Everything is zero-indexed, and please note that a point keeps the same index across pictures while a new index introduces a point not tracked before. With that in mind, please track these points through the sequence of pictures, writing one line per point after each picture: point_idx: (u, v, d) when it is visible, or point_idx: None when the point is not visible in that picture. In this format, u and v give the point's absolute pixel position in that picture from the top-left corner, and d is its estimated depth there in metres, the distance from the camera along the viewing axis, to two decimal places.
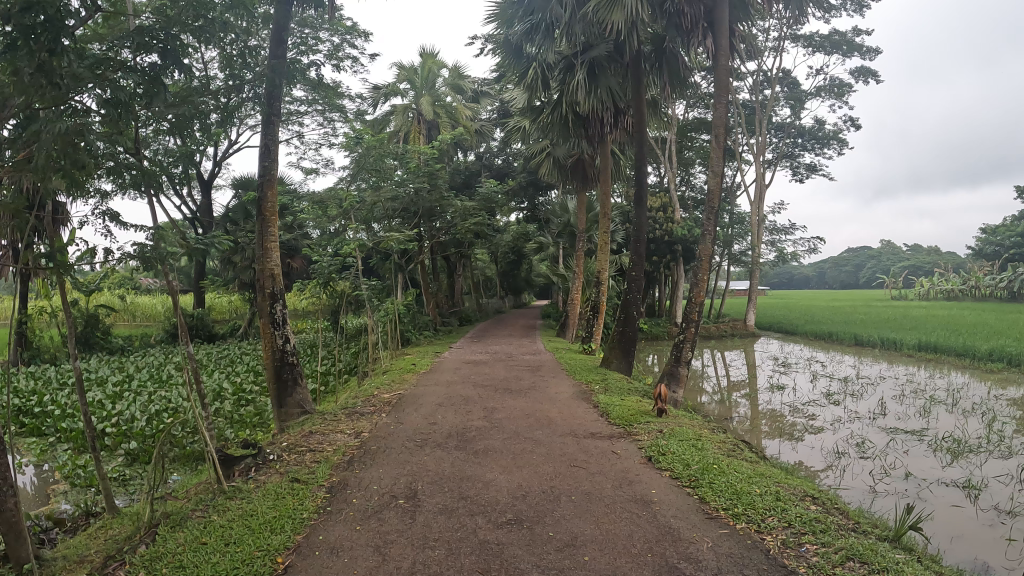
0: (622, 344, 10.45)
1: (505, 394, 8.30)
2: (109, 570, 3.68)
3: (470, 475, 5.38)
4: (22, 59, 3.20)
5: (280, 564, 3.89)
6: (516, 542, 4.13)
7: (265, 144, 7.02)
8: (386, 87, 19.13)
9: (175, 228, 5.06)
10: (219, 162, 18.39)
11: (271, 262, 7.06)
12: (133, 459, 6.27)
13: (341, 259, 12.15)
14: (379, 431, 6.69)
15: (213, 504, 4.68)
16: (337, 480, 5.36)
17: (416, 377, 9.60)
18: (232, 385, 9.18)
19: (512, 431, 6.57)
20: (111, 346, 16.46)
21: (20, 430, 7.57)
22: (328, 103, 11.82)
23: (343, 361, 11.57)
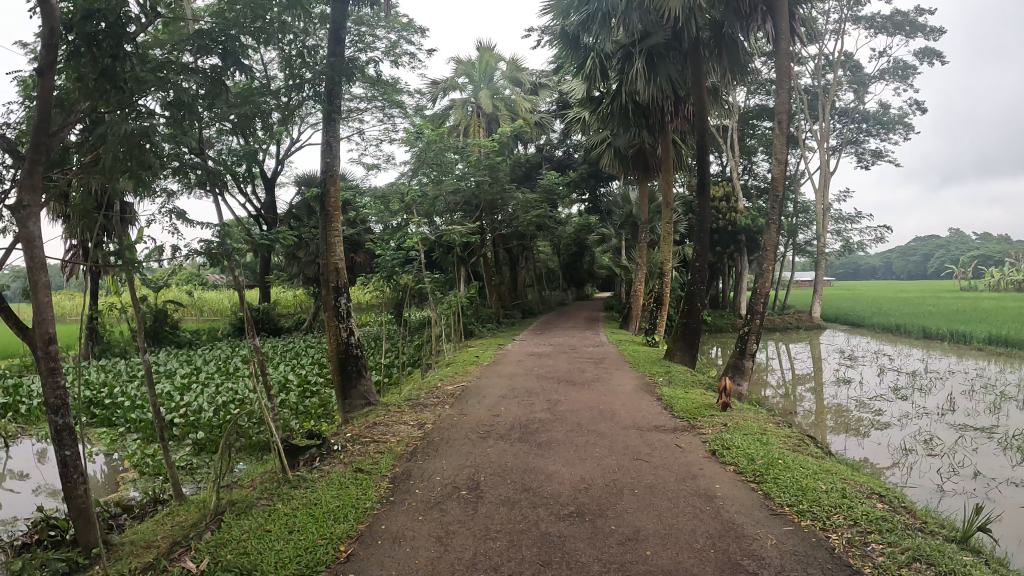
0: (685, 337, 10.24)
1: (567, 387, 8.26)
2: (175, 556, 3.81)
3: (533, 468, 5.38)
4: (86, 65, 3.39)
5: (343, 553, 3.98)
6: (578, 535, 4.12)
7: (325, 141, 7.13)
8: (446, 83, 19.26)
9: (241, 226, 5.21)
10: (282, 160, 18.78)
11: (334, 257, 7.17)
12: (202, 449, 6.50)
13: (403, 253, 12.29)
14: (442, 423, 6.74)
15: (277, 493, 4.81)
16: (400, 470, 5.44)
17: (479, 369, 9.65)
18: (297, 376, 9.43)
19: (575, 424, 6.51)
20: (179, 340, 17.05)
21: (90, 421, 7.97)
22: (387, 100, 11.94)
23: (406, 354, 11.71)
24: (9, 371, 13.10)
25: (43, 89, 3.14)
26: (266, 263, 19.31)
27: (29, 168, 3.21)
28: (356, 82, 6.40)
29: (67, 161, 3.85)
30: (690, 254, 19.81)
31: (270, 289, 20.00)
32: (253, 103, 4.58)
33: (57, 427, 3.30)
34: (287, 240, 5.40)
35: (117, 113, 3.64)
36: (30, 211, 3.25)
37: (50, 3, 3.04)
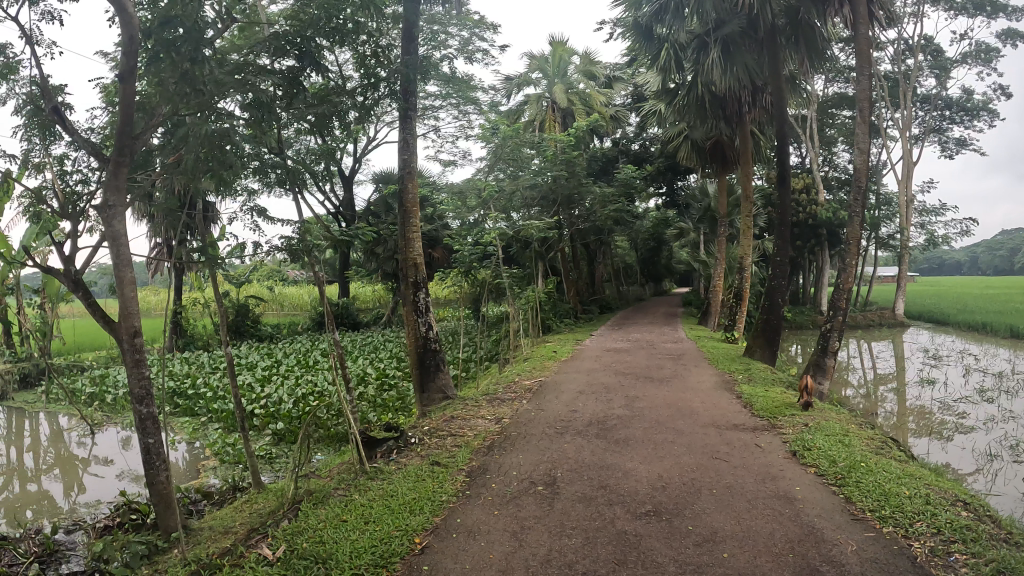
0: (766, 334, 9.97)
1: (644, 383, 8.18)
2: (252, 542, 3.99)
3: (610, 464, 5.36)
4: (167, 68, 3.60)
5: (418, 544, 4.06)
6: (654, 534, 4.07)
7: (403, 139, 7.27)
8: (519, 78, 19.28)
9: (322, 222, 5.43)
10: (359, 158, 19.18)
11: (413, 253, 7.33)
12: (280, 439, 6.82)
13: (481, 248, 12.48)
14: (519, 417, 6.79)
15: (354, 484, 4.95)
16: (477, 464, 5.50)
17: (557, 364, 9.68)
18: (376, 369, 9.67)
19: (652, 421, 6.43)
20: (261, 334, 17.75)
21: (175, 411, 8.69)
22: (462, 97, 12.09)
23: (484, 348, 11.84)
24: (99, 363, 13.94)
25: (123, 95, 3.50)
26: (345, 258, 19.79)
27: (113, 170, 3.57)
28: (429, 77, 6.53)
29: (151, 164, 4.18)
30: (769, 249, 19.33)
31: (350, 284, 20.54)
32: (329, 102, 4.76)
33: (142, 416, 3.69)
34: (367, 234, 5.56)
35: (198, 116, 3.83)
36: (116, 212, 3.60)
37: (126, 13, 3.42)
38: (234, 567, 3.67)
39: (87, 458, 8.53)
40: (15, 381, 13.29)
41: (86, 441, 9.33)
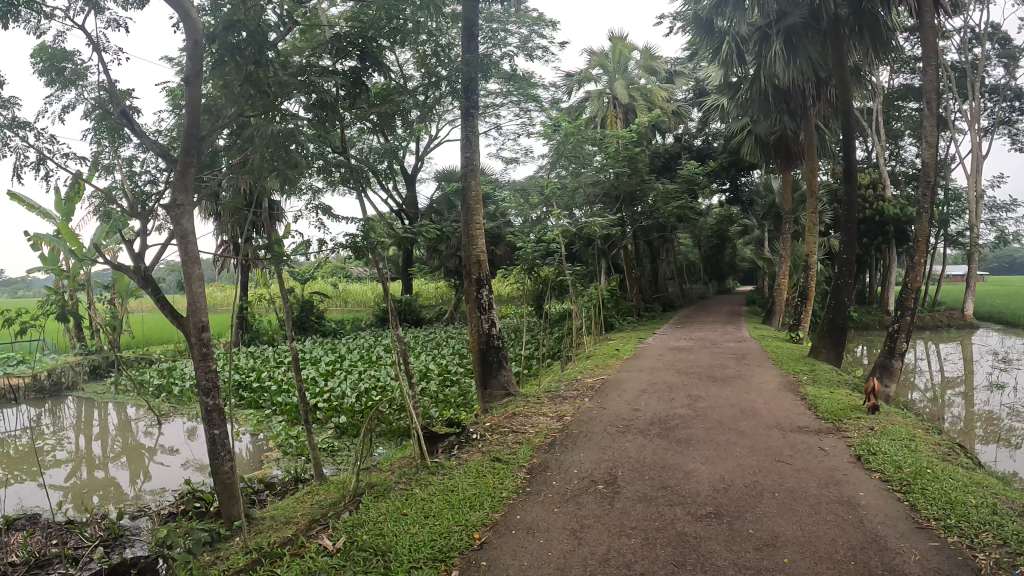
0: (831, 334, 9.70)
1: (708, 382, 8.06)
2: (314, 532, 4.10)
3: (672, 464, 5.29)
4: (232, 71, 3.75)
5: (477, 540, 4.09)
6: (714, 537, 4.00)
7: (465, 137, 7.34)
8: (580, 75, 19.19)
9: (387, 221, 5.54)
10: (422, 157, 19.37)
11: (476, 250, 7.38)
12: (343, 432, 7.02)
13: (544, 245, 12.50)
14: (581, 415, 6.77)
15: (416, 478, 5.03)
16: (537, 462, 5.50)
17: (620, 362, 9.60)
18: (438, 365, 9.79)
19: (715, 422, 6.32)
20: (324, 329, 18.17)
21: (241, 403, 9.01)
22: (523, 94, 12.12)
23: (547, 345, 11.84)
24: (167, 356, 14.50)
25: (191, 95, 3.71)
26: (408, 255, 20.07)
27: (181, 171, 3.78)
28: (490, 76, 6.58)
29: (219, 164, 4.43)
30: (835, 246, 18.82)
31: (413, 281, 20.78)
32: (391, 103, 4.86)
33: (208, 407, 3.89)
34: (430, 232, 5.65)
35: (263, 116, 3.99)
36: (183, 212, 3.78)
37: (193, 20, 3.67)
38: (295, 556, 3.78)
39: (154, 447, 9.02)
40: (86, 372, 13.91)
41: (152, 431, 9.81)
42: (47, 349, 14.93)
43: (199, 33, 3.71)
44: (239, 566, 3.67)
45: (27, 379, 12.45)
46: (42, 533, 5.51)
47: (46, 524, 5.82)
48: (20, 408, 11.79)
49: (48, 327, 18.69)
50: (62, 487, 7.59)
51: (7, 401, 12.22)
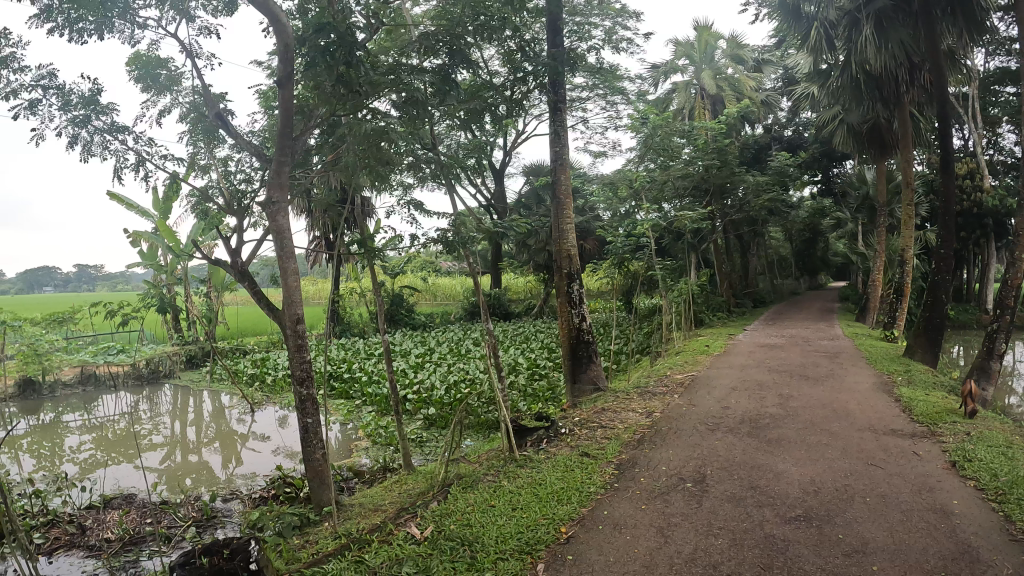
0: (928, 334, 9.27)
1: (802, 381, 7.84)
2: (403, 520, 4.22)
3: (761, 465, 5.18)
4: (325, 73, 3.92)
5: (563, 534, 4.11)
6: (803, 541, 3.90)
7: (553, 132, 7.43)
8: (666, 66, 18.96)
9: (476, 215, 5.63)
10: (510, 152, 19.49)
11: (567, 244, 7.42)
12: (432, 424, 7.25)
13: (634, 240, 12.43)
14: (670, 411, 6.71)
15: (504, 470, 5.09)
16: (626, 458, 5.48)
17: (709, 359, 9.44)
18: (527, 359, 9.87)
19: (807, 422, 6.15)
20: (414, 322, 18.57)
21: (332, 393, 9.35)
22: (609, 88, 12.07)
23: (635, 341, 11.77)
24: (261, 347, 15.11)
25: (286, 97, 3.91)
26: (496, 250, 20.26)
27: (277, 169, 3.99)
28: (577, 71, 6.57)
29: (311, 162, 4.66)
30: (933, 240, 18.02)
31: (501, 276, 20.96)
32: (480, 99, 4.93)
33: (302, 397, 4.15)
34: (517, 226, 5.70)
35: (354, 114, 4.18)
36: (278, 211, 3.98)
37: (284, 25, 3.88)
38: (383, 542, 3.91)
39: (246, 434, 9.41)
40: (183, 361, 14.60)
41: (246, 417, 10.24)
42: (148, 338, 15.73)
43: (290, 37, 3.89)
44: (329, 550, 3.82)
45: (127, 367, 13.29)
46: (137, 512, 6.32)
47: (142, 503, 6.62)
48: (122, 394, 12.59)
49: (148, 318, 19.72)
50: (157, 468, 8.06)
51: (108, 387, 13.09)
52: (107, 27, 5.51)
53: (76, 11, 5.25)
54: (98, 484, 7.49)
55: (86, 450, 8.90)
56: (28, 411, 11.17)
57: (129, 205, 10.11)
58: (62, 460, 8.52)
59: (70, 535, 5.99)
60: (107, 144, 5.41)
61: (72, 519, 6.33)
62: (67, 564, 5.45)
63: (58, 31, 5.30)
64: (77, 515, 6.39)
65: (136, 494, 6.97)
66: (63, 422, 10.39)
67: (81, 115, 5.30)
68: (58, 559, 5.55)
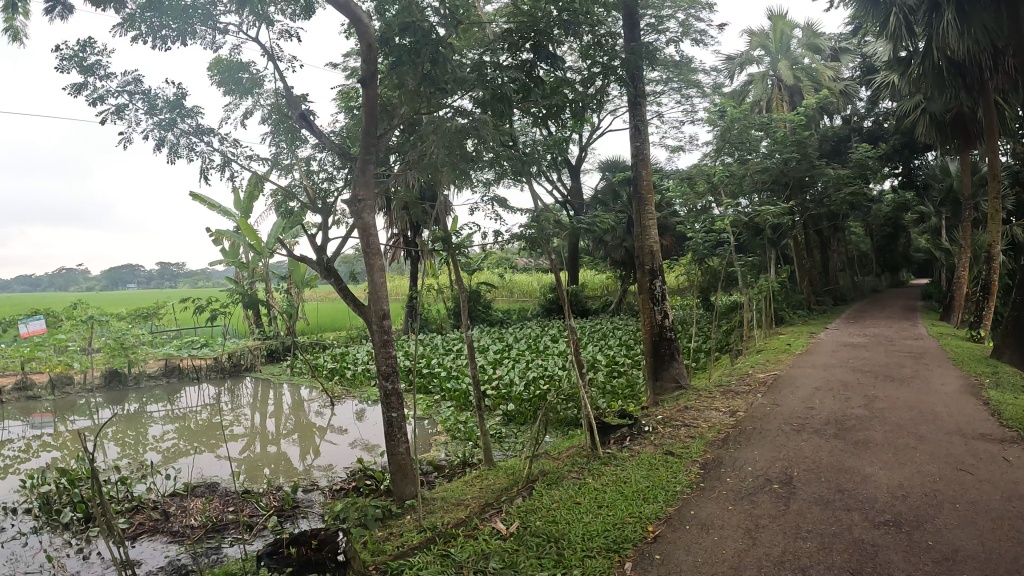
0: (1017, 333, 8.94)
1: (890, 383, 7.67)
2: (488, 515, 4.40)
3: (849, 467, 5.12)
4: (409, 70, 4.62)
5: (651, 533, 4.14)
6: (892, 546, 3.84)
7: (634, 127, 8.13)
8: (741, 57, 18.69)
9: (558, 215, 5.95)
10: (586, 148, 19.42)
11: (649, 240, 8.16)
12: (512, 419, 7.91)
13: (714, 235, 12.37)
14: (754, 412, 6.84)
15: (589, 468, 5.24)
16: (710, 457, 5.55)
17: (791, 358, 9.31)
18: (606, 356, 10.09)
19: (894, 425, 6.06)
20: (493, 318, 18.85)
21: (414, 388, 10.21)
22: (684, 81, 12.01)
23: (713, 339, 11.68)
24: (340, 343, 15.48)
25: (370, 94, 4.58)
26: (572, 246, 20.29)
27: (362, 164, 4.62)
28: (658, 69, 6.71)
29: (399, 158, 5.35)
30: (1019, 234, 17.34)
31: (577, 273, 20.95)
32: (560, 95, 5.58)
33: (387, 391, 4.66)
34: (600, 224, 5.93)
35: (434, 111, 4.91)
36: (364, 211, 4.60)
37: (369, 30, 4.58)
38: (469, 537, 4.07)
39: (325, 427, 9.70)
40: (264, 355, 15.00)
41: (325, 411, 10.53)
42: (231, 332, 16.20)
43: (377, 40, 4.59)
44: (416, 543, 4.03)
45: (209, 361, 13.71)
46: (219, 500, 6.53)
47: (223, 492, 6.84)
48: (203, 386, 13.00)
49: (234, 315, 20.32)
50: (238, 458, 8.34)
51: (191, 379, 13.53)
52: (189, 34, 5.73)
53: (158, 19, 5.52)
54: (181, 472, 7.77)
55: (168, 440, 9.21)
56: (115, 401, 11.64)
57: (215, 205, 10.46)
58: (145, 448, 8.84)
59: (154, 520, 6.23)
60: (191, 145, 5.70)
61: (155, 505, 6.58)
62: (150, 549, 5.67)
63: (143, 39, 5.60)
64: (161, 501, 6.64)
65: (219, 483, 7.22)
66: (147, 412, 10.78)
67: (167, 118, 5.52)
68: (141, 543, 5.78)
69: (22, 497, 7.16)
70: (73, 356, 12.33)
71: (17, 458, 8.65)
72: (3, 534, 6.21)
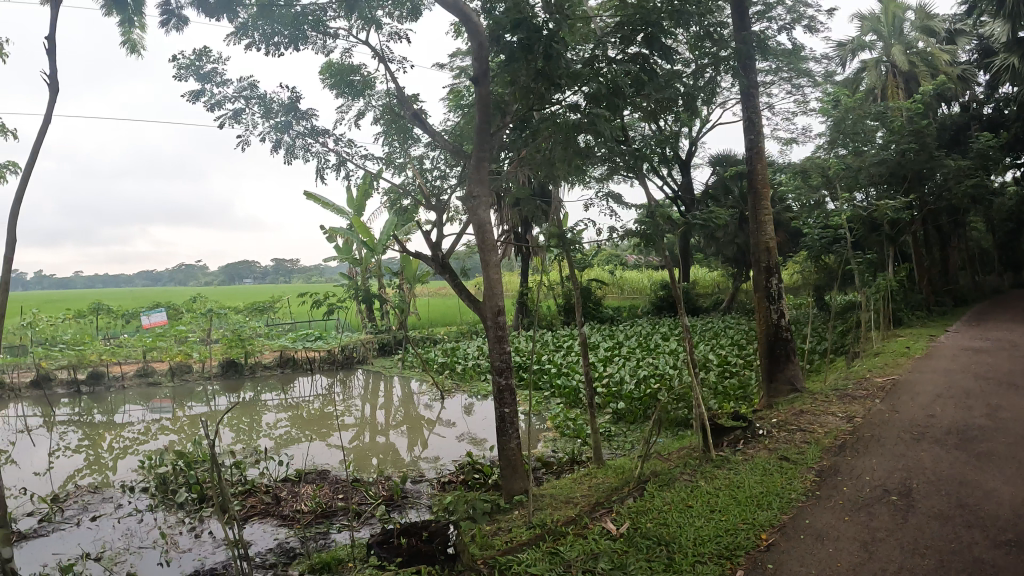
0: None
1: (1018, 392, 7.15)
2: (600, 514, 4.84)
3: (971, 481, 4.96)
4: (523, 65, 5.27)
5: (763, 541, 4.33)
6: (1015, 570, 3.73)
7: (747, 120, 8.11)
8: (852, 42, 17.91)
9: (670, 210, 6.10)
10: (696, 141, 18.99)
11: (765, 237, 8.13)
12: (621, 417, 8.59)
13: (830, 231, 11.89)
14: (874, 417, 6.68)
15: (703, 471, 5.59)
16: (827, 464, 5.62)
17: (912, 361, 8.89)
18: (717, 356, 10.01)
19: (1020, 435, 5.74)
20: (601, 315, 18.76)
21: (525, 384, 10.95)
22: (793, 71, 11.62)
23: (827, 341, 11.27)
24: (451, 338, 15.83)
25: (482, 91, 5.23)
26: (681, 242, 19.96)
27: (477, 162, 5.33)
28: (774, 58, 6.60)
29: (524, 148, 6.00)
30: None
31: (686, 269, 20.59)
32: (670, 90, 5.99)
33: (501, 387, 5.41)
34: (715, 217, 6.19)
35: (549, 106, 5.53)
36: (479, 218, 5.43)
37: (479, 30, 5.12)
38: (580, 535, 4.48)
39: (433, 420, 9.94)
40: (376, 348, 15.41)
41: (435, 403, 10.80)
42: (344, 326, 16.73)
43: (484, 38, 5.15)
44: (528, 539, 4.45)
45: (322, 353, 14.19)
46: (329, 488, 6.75)
47: (335, 479, 7.09)
48: (316, 377, 13.49)
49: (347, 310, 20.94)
50: (348, 448, 8.63)
51: (305, 370, 14.05)
52: (300, 39, 6.19)
53: (270, 27, 5.99)
54: (295, 460, 8.09)
55: (283, 427, 9.61)
56: (232, 390, 12.22)
57: (327, 204, 10.83)
58: (259, 434, 9.24)
59: (265, 504, 6.52)
60: (305, 146, 6.44)
61: (268, 489, 6.87)
62: (262, 531, 5.94)
63: (255, 46, 6.07)
64: (273, 486, 6.94)
65: (330, 471, 7.47)
66: (262, 400, 11.26)
67: (281, 121, 6.16)
68: (253, 525, 6.06)
69: (140, 476, 7.57)
70: (193, 346, 13.05)
71: (137, 439, 9.20)
72: (122, 510, 6.61)
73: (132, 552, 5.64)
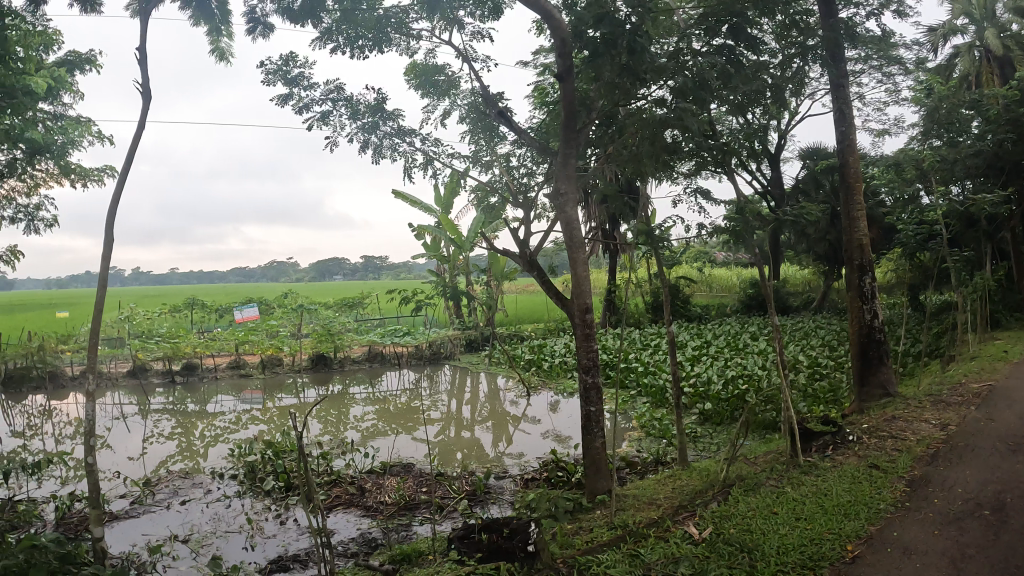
0: None
1: None
2: (682, 517, 4.76)
3: None
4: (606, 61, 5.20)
5: (849, 552, 4.16)
6: None
7: (838, 111, 7.75)
8: (944, 27, 16.93)
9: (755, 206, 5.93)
10: (785, 134, 18.34)
11: (858, 233, 7.77)
12: (707, 418, 8.42)
13: (925, 228, 11.28)
14: (971, 424, 6.29)
15: (789, 477, 5.39)
16: (918, 473, 5.33)
17: (1012, 365, 8.34)
18: (809, 357, 9.65)
19: None
20: (690, 314, 18.40)
21: (610, 382, 10.87)
22: (883, 59, 11.06)
23: (922, 343, 10.70)
24: (538, 335, 15.90)
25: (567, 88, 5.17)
26: (776, 239, 19.35)
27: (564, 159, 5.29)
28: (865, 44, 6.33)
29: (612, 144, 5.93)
30: None
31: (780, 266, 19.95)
32: (757, 83, 5.82)
33: (588, 385, 5.36)
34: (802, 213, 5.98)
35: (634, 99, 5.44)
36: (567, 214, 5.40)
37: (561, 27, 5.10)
38: (661, 538, 4.42)
39: (517, 416, 10.01)
40: (464, 344, 15.65)
41: (522, 400, 10.85)
42: (433, 322, 17.05)
43: (565, 35, 5.13)
44: (609, 539, 4.42)
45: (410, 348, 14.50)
46: (413, 481, 6.89)
47: (418, 472, 7.25)
48: (405, 372, 13.80)
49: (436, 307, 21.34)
50: (433, 442, 8.77)
51: (394, 365, 14.40)
52: (384, 42, 6.35)
53: (353, 31, 6.15)
54: (381, 452, 8.28)
55: (370, 420, 9.88)
56: (322, 383, 12.66)
57: (415, 202, 11.04)
58: (345, 426, 9.55)
59: (350, 494, 6.73)
60: (393, 146, 6.62)
61: (353, 480, 7.08)
62: (345, 520, 6.13)
63: (340, 50, 6.26)
64: (358, 477, 7.13)
65: (414, 464, 7.61)
66: (351, 394, 11.61)
67: (369, 122, 6.34)
68: (338, 515, 6.26)
69: (230, 464, 7.95)
70: (284, 340, 13.81)
71: (229, 428, 9.68)
72: (212, 495, 6.96)
73: (219, 535, 5.94)
